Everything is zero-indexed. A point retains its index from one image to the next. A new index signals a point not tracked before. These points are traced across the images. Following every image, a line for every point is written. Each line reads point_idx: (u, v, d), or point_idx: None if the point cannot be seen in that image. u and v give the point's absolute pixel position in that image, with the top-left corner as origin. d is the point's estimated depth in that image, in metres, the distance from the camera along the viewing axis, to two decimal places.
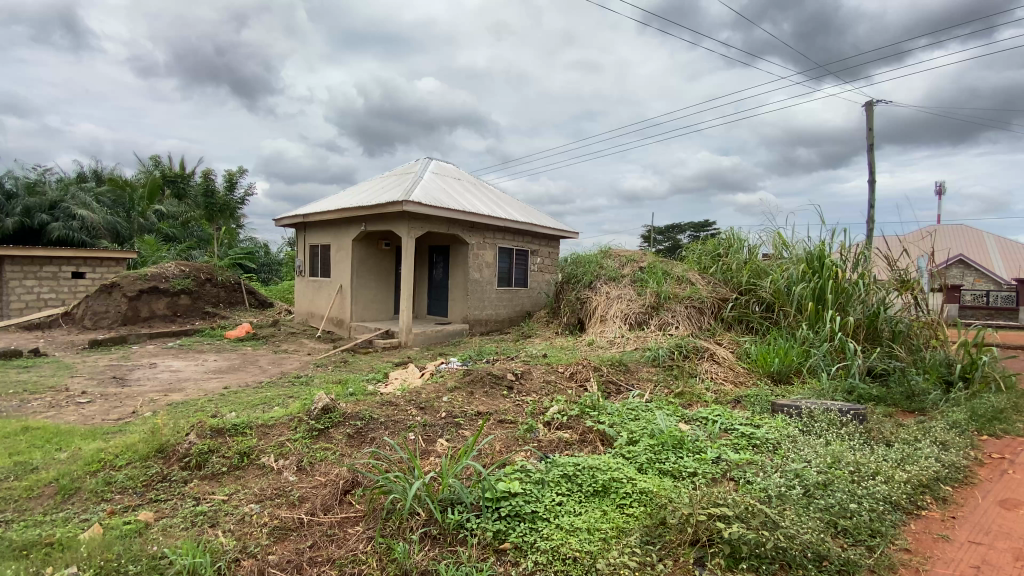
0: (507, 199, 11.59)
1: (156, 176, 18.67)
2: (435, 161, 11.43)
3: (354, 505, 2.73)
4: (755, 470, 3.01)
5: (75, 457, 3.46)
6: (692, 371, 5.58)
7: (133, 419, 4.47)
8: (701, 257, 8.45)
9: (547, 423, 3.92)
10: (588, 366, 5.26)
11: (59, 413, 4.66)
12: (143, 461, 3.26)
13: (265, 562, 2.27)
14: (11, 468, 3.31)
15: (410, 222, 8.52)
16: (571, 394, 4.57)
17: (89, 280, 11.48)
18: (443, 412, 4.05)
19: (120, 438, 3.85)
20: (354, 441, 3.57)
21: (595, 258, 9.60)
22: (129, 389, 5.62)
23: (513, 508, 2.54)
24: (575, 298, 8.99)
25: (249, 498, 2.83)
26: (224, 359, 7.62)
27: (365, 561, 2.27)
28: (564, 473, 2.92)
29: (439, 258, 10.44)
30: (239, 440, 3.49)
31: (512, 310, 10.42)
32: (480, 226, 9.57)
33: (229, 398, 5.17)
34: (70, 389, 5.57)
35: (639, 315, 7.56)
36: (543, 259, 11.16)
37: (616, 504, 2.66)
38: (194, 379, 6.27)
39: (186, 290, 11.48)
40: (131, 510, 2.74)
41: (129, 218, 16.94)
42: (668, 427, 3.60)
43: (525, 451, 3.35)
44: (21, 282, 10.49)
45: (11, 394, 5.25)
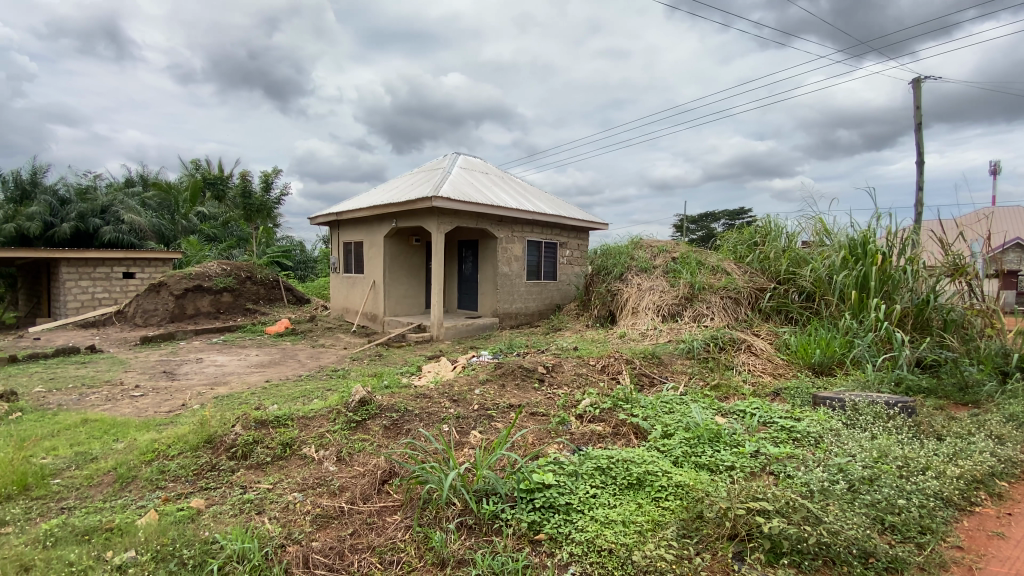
0: (535, 191, 11.56)
1: (197, 178, 19.43)
2: (462, 156, 11.49)
3: (392, 495, 2.80)
4: (796, 465, 2.92)
5: (131, 447, 3.68)
6: (728, 363, 5.46)
7: (183, 411, 4.70)
8: (736, 246, 8.25)
9: (580, 416, 3.91)
10: (621, 359, 5.21)
11: (115, 406, 4.94)
12: (193, 451, 3.43)
13: (309, 548, 2.35)
14: (74, 457, 3.55)
15: (440, 217, 8.59)
16: (603, 387, 4.54)
17: (139, 280, 12.10)
18: (476, 404, 4.10)
19: (170, 430, 4.06)
20: (390, 432, 3.65)
21: (625, 249, 9.46)
22: (178, 383, 5.90)
23: (547, 500, 2.56)
24: (605, 290, 8.90)
25: (292, 487, 2.93)
26: (265, 354, 7.91)
27: (403, 549, 2.33)
28: (598, 466, 2.91)
29: (469, 253, 10.51)
30: (281, 432, 3.62)
31: (542, 303, 10.41)
32: (508, 219, 9.58)
33: (271, 391, 5.37)
34: (124, 383, 5.90)
35: (672, 307, 7.42)
36: (572, 251, 11.08)
37: (651, 497, 2.63)
38: (237, 373, 6.54)
39: (228, 288, 11.95)
40: (184, 497, 2.89)
41: (173, 220, 17.72)
42: (703, 420, 3.56)
43: (558, 444, 3.35)
44: (77, 283, 11.12)
45: (72, 389, 5.60)
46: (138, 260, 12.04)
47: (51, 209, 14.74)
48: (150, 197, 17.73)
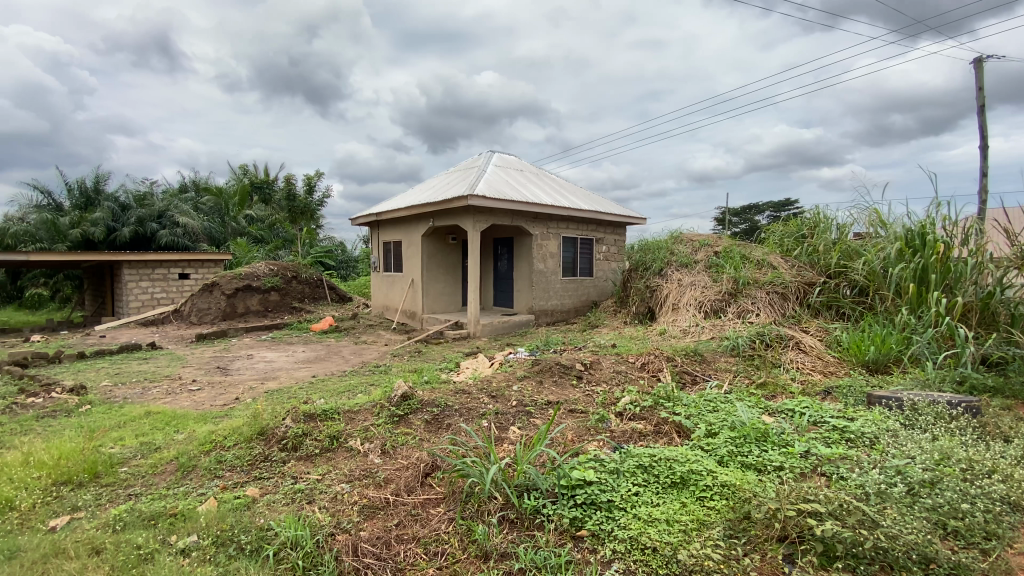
0: (570, 187, 11.48)
1: (245, 183, 20.28)
2: (497, 155, 11.54)
3: (435, 487, 2.86)
4: (849, 466, 2.80)
5: (190, 437, 3.89)
6: (775, 361, 5.27)
7: (237, 405, 4.94)
8: (783, 239, 7.95)
9: (619, 414, 3.86)
10: (662, 356, 5.11)
11: (174, 399, 5.24)
12: (247, 442, 3.59)
13: (358, 538, 2.42)
14: (140, 447, 3.79)
15: (475, 215, 8.66)
16: (643, 385, 4.47)
17: (193, 280, 12.76)
18: (514, 400, 4.13)
19: (226, 422, 4.27)
20: (432, 426, 3.72)
21: (664, 244, 9.26)
22: (231, 378, 6.20)
23: (588, 496, 2.55)
24: (644, 286, 8.75)
25: (339, 478, 3.04)
26: (310, 350, 8.20)
27: (447, 541, 2.38)
28: (639, 464, 2.87)
29: (504, 250, 10.54)
30: (328, 425, 3.75)
31: (578, 300, 10.34)
32: (543, 216, 9.56)
33: (318, 385, 5.58)
34: (183, 378, 6.25)
35: (715, 303, 7.22)
36: (608, 247, 10.94)
37: (695, 496, 2.58)
38: (285, 368, 6.80)
39: (275, 288, 12.45)
40: (239, 486, 3.04)
41: (224, 223, 18.59)
42: (750, 419, 3.45)
43: (598, 441, 3.32)
44: (138, 283, 11.84)
45: (136, 383, 5.98)
46: (192, 261, 12.70)
47: (113, 215, 15.69)
48: (203, 201, 18.64)
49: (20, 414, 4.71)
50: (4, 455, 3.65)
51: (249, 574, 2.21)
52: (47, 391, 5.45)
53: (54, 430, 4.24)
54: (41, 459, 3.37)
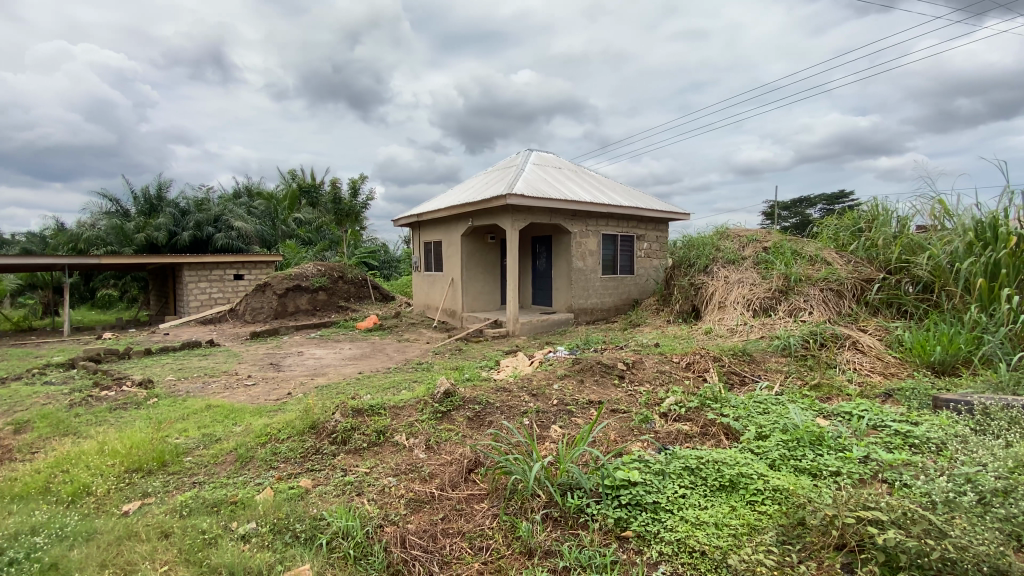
0: (609, 183, 11.33)
1: (294, 187, 21.10)
2: (536, 153, 11.53)
3: (478, 483, 2.90)
4: (913, 473, 2.63)
5: (247, 430, 4.10)
6: (830, 361, 5.03)
7: (289, 399, 5.17)
8: (838, 233, 7.58)
9: (664, 415, 3.79)
10: (708, 356, 4.97)
11: (232, 394, 5.53)
12: (300, 435, 3.75)
13: (406, 530, 2.49)
14: (202, 438, 4.03)
15: (514, 214, 8.68)
16: (688, 386, 4.37)
17: (247, 281, 13.40)
18: (555, 399, 4.12)
19: (279, 416, 4.48)
20: (474, 423, 3.77)
21: (709, 240, 9.00)
22: (283, 374, 6.49)
23: (633, 497, 2.51)
24: (688, 284, 8.54)
25: (386, 472, 3.12)
26: (356, 348, 8.46)
27: (492, 537, 2.41)
28: (686, 466, 2.81)
29: (543, 249, 10.52)
30: (375, 420, 3.87)
31: (618, 298, 10.19)
32: (582, 213, 9.47)
33: (365, 382, 5.76)
34: (239, 373, 6.59)
35: (764, 301, 6.94)
36: (650, 244, 10.72)
37: (746, 500, 2.50)
38: (333, 365, 7.05)
39: (323, 287, 12.92)
40: (293, 477, 3.18)
41: (274, 226, 19.45)
42: (804, 422, 3.31)
43: (642, 442, 3.28)
44: (197, 284, 12.55)
45: (197, 378, 6.35)
46: (245, 262, 13.36)
47: (174, 220, 16.68)
48: (255, 205, 19.56)
49: (96, 406, 5.09)
50: (83, 443, 3.96)
51: (304, 561, 2.31)
52: (118, 385, 5.86)
53: (125, 421, 4.57)
54: (115, 448, 3.64)
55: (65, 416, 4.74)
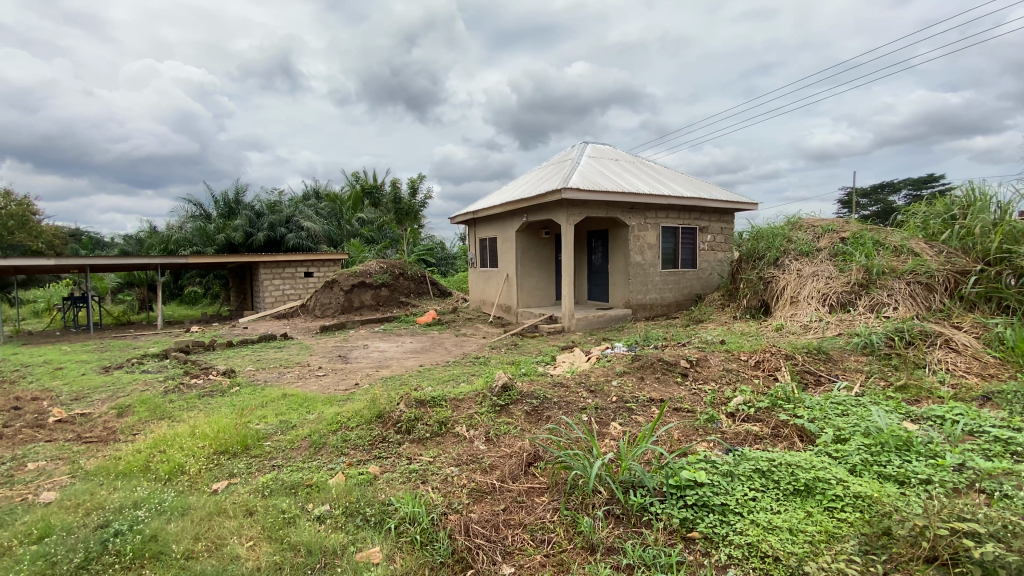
0: (669, 174, 10.98)
1: (358, 188, 22.02)
2: (591, 146, 11.36)
3: (538, 477, 2.92)
4: (1018, 484, 2.36)
5: (320, 418, 4.35)
6: (918, 361, 4.62)
7: (356, 390, 5.43)
8: (927, 221, 6.97)
9: (731, 415, 3.64)
10: (779, 354, 4.71)
11: (305, 383, 5.89)
12: (368, 424, 3.94)
13: (469, 518, 2.55)
14: (280, 424, 4.33)
15: (570, 209, 8.60)
16: (758, 385, 4.16)
17: (316, 279, 14.19)
18: (614, 396, 4.05)
19: (348, 405, 4.72)
20: (532, 417, 3.80)
21: (780, 230, 8.51)
22: (350, 366, 6.82)
23: (699, 498, 2.44)
24: (756, 278, 8.12)
25: (449, 461, 3.22)
26: (416, 342, 8.74)
27: (553, 530, 2.42)
28: (757, 468, 2.69)
29: (599, 243, 10.36)
30: (437, 411, 3.98)
31: (679, 293, 9.86)
32: (640, 206, 9.24)
33: (426, 374, 5.94)
34: (311, 364, 7.00)
35: (842, 295, 6.46)
36: (713, 236, 10.28)
37: (823, 506, 2.36)
38: (396, 358, 7.31)
39: (385, 284, 13.43)
40: (362, 463, 3.34)
41: (340, 226, 20.41)
42: (889, 426, 3.07)
43: (709, 442, 3.17)
44: (272, 281, 13.42)
45: (274, 368, 6.81)
46: (314, 260, 14.13)
47: (251, 222, 17.90)
48: (322, 206, 20.59)
49: (187, 393, 5.57)
50: (178, 426, 4.36)
51: (374, 544, 2.43)
52: (206, 374, 6.41)
53: (212, 407, 4.98)
54: (204, 432, 3.98)
55: (161, 401, 5.22)
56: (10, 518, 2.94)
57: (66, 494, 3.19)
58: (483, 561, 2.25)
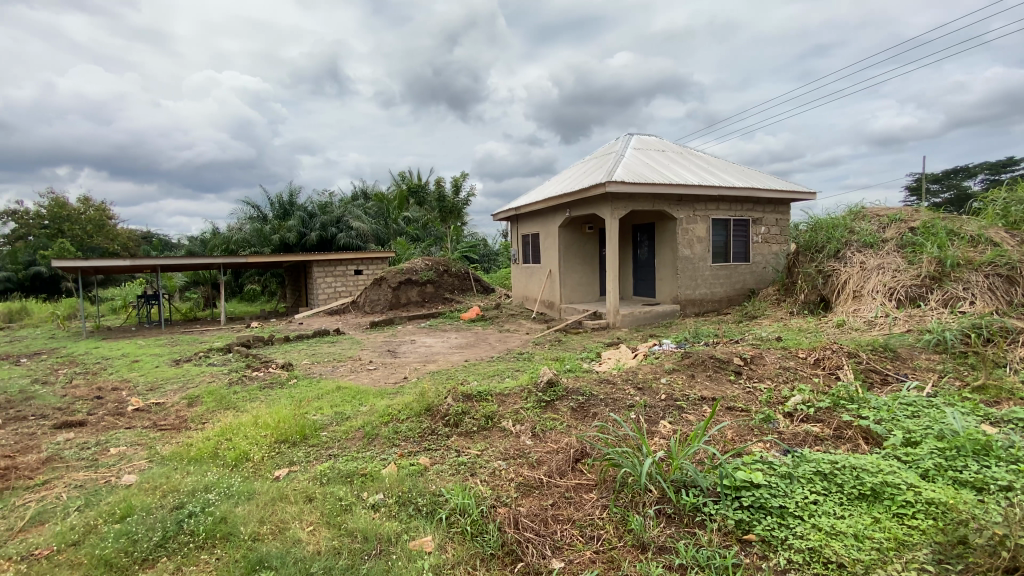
0: (719, 164, 10.59)
1: (403, 188, 22.56)
2: (636, 138, 11.12)
3: (586, 473, 2.90)
4: None
5: (371, 410, 4.51)
6: (999, 359, 4.25)
7: (406, 383, 5.60)
8: (1007, 208, 6.59)
9: (789, 415, 3.49)
10: (841, 352, 4.46)
11: (358, 377, 6.11)
12: (417, 416, 4.04)
13: (517, 512, 2.57)
14: (335, 415, 4.52)
15: (614, 203, 8.46)
16: (818, 384, 3.96)
17: (365, 276, 14.67)
18: (663, 394, 3.96)
19: (398, 398, 4.87)
20: (578, 414, 3.78)
21: (841, 221, 8.06)
22: (399, 360, 7.01)
23: (756, 500, 2.36)
24: (814, 271, 7.73)
25: (496, 455, 3.26)
26: (461, 337, 8.88)
27: (603, 527, 2.41)
28: (818, 471, 2.57)
29: (645, 237, 10.15)
30: (484, 405, 4.04)
31: (731, 288, 9.51)
32: (689, 198, 8.97)
33: (472, 369, 6.03)
34: (362, 359, 7.26)
35: (911, 289, 6.04)
36: (767, 228, 9.85)
37: (891, 513, 2.23)
38: (442, 353, 7.46)
39: (430, 280, 13.70)
40: (413, 454, 3.44)
41: (387, 225, 20.99)
42: (966, 429, 2.85)
43: (765, 442, 3.06)
44: (324, 279, 13.98)
45: (328, 362, 7.12)
46: (363, 258, 14.60)
47: (304, 222, 18.70)
48: (370, 206, 21.26)
49: (249, 384, 5.91)
50: (242, 416, 4.63)
51: (427, 533, 2.51)
52: (266, 367, 6.77)
53: (273, 398, 5.26)
54: (266, 421, 4.21)
55: (226, 393, 5.56)
56: (96, 498, 3.22)
57: (145, 477, 3.46)
58: (533, 555, 2.26)
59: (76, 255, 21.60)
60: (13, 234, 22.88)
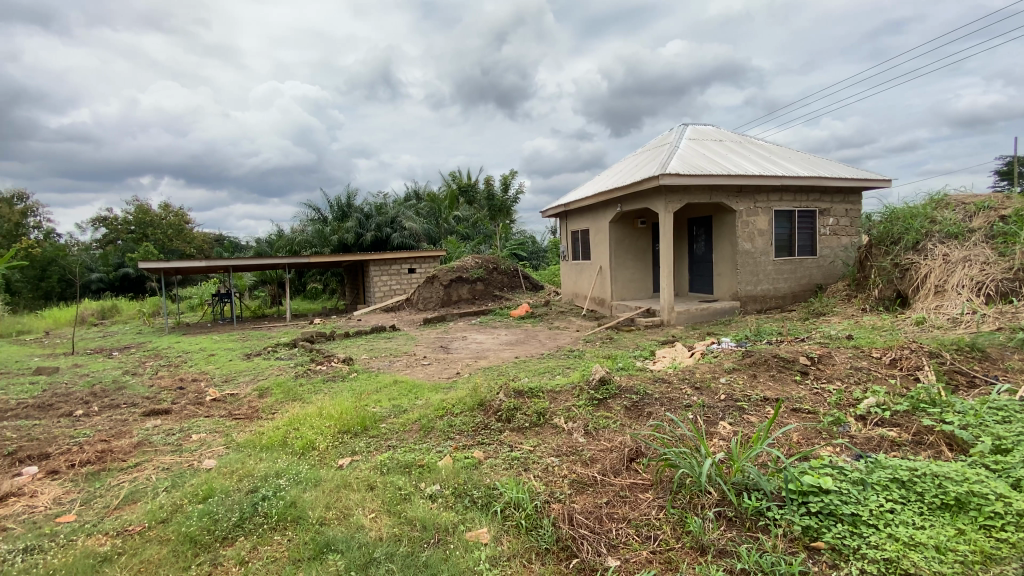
0: (782, 152, 10.05)
1: (454, 188, 22.99)
2: (691, 128, 10.75)
3: (641, 473, 2.86)
4: None
5: (426, 404, 4.65)
6: None
7: (458, 378, 5.72)
8: None
9: (861, 418, 3.29)
10: (921, 352, 4.15)
11: (413, 371, 6.32)
12: (471, 411, 4.13)
13: (572, 509, 2.57)
14: (393, 407, 4.70)
15: (668, 196, 8.22)
16: (894, 386, 3.70)
17: (418, 275, 15.08)
18: (723, 394, 3.83)
19: (452, 392, 4.99)
20: (631, 413, 3.73)
21: (920, 210, 7.45)
22: (452, 356, 7.18)
23: (825, 506, 2.24)
24: (890, 265, 7.18)
25: (549, 451, 3.27)
26: (512, 334, 8.94)
27: (660, 527, 2.37)
28: (895, 478, 2.41)
29: (701, 231, 9.81)
30: (536, 402, 4.06)
31: (795, 283, 9.03)
32: (749, 189, 8.58)
33: (523, 365, 6.08)
34: (417, 354, 7.49)
35: (1003, 284, 5.52)
36: (836, 219, 9.25)
37: (978, 524, 2.05)
38: (493, 349, 7.57)
39: (481, 278, 13.90)
40: (467, 448, 3.52)
41: (438, 224, 21.47)
42: None
43: (835, 447, 2.90)
44: (380, 278, 14.50)
45: (385, 357, 7.39)
46: (416, 257, 15.01)
47: (360, 223, 19.46)
48: (422, 207, 21.83)
49: (313, 377, 6.24)
50: (308, 407, 4.91)
51: (483, 525, 2.56)
52: (328, 361, 7.14)
53: (335, 391, 5.54)
54: (330, 413, 4.43)
55: (293, 385, 5.90)
56: (182, 480, 3.51)
57: (224, 461, 3.74)
58: (588, 552, 2.25)
59: (159, 258, 23.58)
60: (105, 239, 25.22)
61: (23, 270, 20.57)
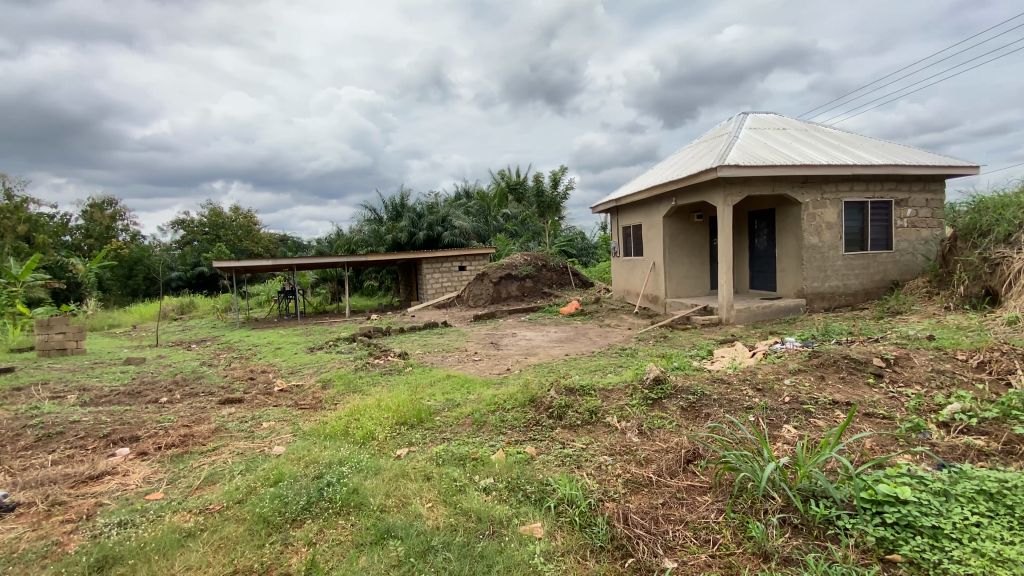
0: (853, 140, 9.40)
1: (503, 186, 23.15)
2: (751, 117, 10.26)
3: (698, 475, 2.79)
4: None
5: (479, 398, 4.73)
6: None
7: (509, 374, 5.79)
8: None
9: (944, 425, 3.05)
10: (1014, 354, 3.78)
11: (465, 366, 6.45)
12: (522, 407, 4.16)
13: (626, 508, 2.55)
14: (446, 401, 4.82)
15: (726, 189, 7.90)
16: (982, 391, 3.40)
17: (469, 272, 15.32)
18: (787, 396, 3.66)
19: (503, 387, 5.06)
20: (688, 414, 3.63)
21: (1015, 198, 6.76)
22: (502, 352, 7.25)
23: (902, 517, 2.10)
24: (978, 259, 6.57)
25: (602, 450, 3.25)
26: (562, 331, 8.90)
27: (719, 531, 2.30)
28: (983, 490, 2.21)
29: (762, 225, 9.37)
30: (588, 400, 4.04)
31: (868, 280, 8.44)
32: (815, 180, 8.10)
33: (573, 363, 6.05)
34: (468, 350, 7.63)
35: None
36: (915, 209, 8.55)
37: None
38: (544, 346, 7.58)
39: (530, 275, 13.93)
40: (519, 443, 3.55)
41: (488, 222, 21.71)
42: None
43: (914, 455, 2.71)
44: (432, 275, 14.86)
45: (437, 352, 7.58)
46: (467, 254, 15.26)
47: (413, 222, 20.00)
48: (472, 205, 22.13)
49: (371, 371, 6.51)
50: (366, 399, 5.13)
51: (537, 519, 2.59)
52: (384, 355, 7.41)
53: (391, 384, 5.75)
54: (388, 405, 4.61)
55: (352, 377, 6.18)
56: (254, 464, 3.77)
57: (291, 448, 3.98)
58: (644, 552, 2.23)
59: (230, 257, 25.29)
60: (183, 241, 27.34)
61: (114, 270, 22.68)
